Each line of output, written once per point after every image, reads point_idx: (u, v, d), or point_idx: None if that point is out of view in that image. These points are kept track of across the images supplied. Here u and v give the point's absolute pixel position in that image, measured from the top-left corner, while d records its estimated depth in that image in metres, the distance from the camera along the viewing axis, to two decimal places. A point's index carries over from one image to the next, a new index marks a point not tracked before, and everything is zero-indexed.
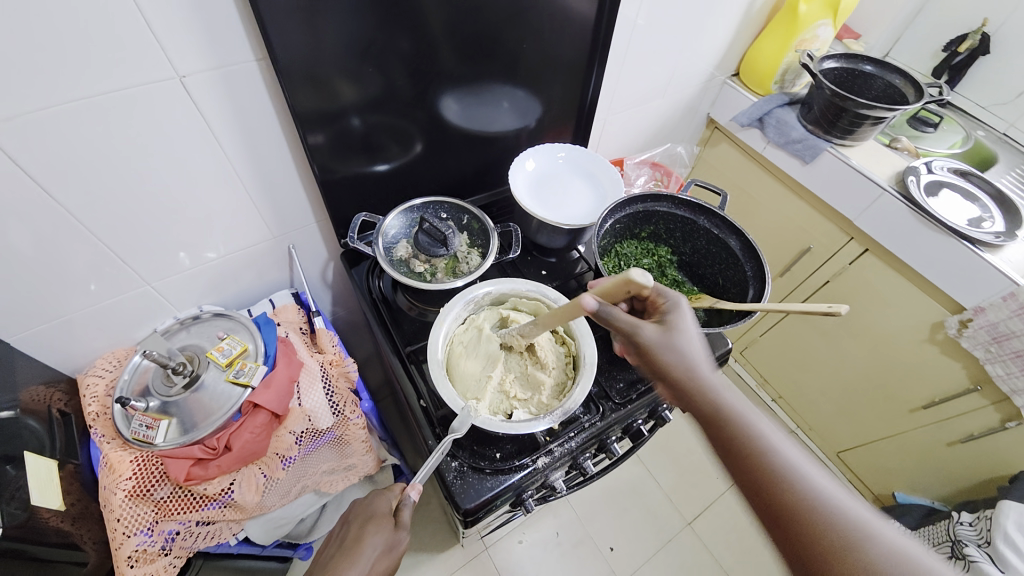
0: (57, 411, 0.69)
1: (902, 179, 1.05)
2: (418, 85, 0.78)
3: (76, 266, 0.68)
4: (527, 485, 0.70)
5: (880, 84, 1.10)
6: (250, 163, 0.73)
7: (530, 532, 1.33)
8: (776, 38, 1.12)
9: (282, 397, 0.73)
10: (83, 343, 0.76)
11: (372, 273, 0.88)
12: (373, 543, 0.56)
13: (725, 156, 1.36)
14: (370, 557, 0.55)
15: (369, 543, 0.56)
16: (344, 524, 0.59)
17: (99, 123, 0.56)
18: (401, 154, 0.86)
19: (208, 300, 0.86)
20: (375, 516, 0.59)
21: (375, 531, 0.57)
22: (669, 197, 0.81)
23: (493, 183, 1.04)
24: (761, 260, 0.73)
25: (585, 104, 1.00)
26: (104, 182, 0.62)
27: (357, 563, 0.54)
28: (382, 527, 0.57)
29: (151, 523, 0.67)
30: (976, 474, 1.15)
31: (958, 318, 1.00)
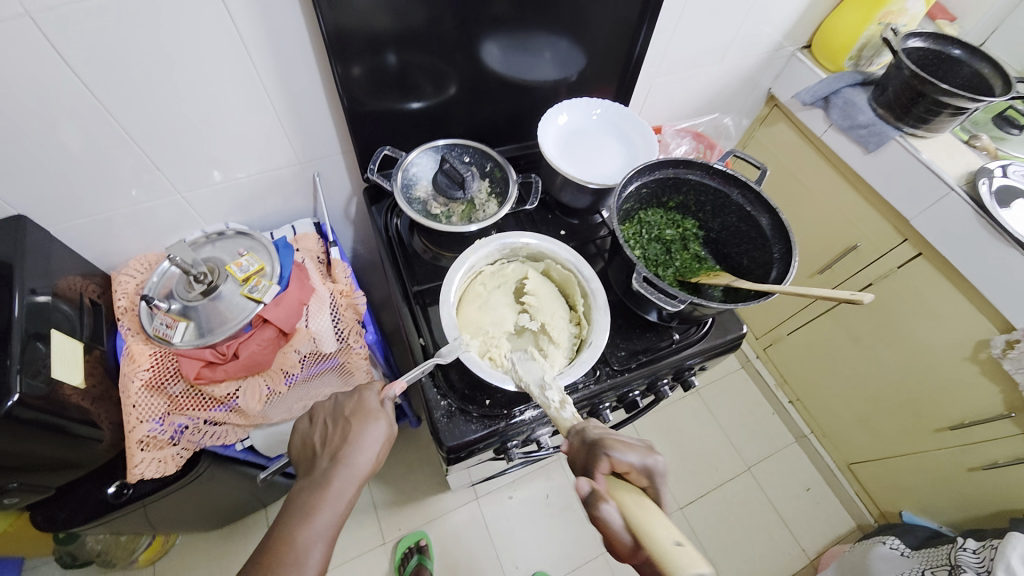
0: (88, 300, 0.76)
1: (972, 180, 0.95)
2: (458, 22, 0.75)
3: (115, 168, 0.71)
4: (513, 435, 0.70)
5: (967, 72, 0.98)
6: (282, 85, 0.73)
7: (520, 490, 1.36)
8: (859, 9, 1.01)
9: (290, 315, 0.75)
10: (117, 243, 0.81)
11: (391, 212, 0.89)
12: (373, 434, 0.58)
13: (781, 137, 1.26)
14: (372, 446, 0.57)
15: (369, 434, 0.58)
16: (336, 420, 0.60)
17: (138, 24, 0.58)
18: (434, 94, 0.84)
19: (235, 218, 0.89)
20: (368, 412, 0.59)
21: (374, 424, 0.58)
22: (703, 165, 0.76)
23: (525, 136, 1.01)
24: (791, 243, 0.68)
25: (631, 62, 0.94)
26: (142, 87, 0.64)
27: (361, 454, 0.56)
28: (379, 421, 0.59)
29: (163, 414, 0.73)
30: (992, 504, 1.09)
31: (1005, 338, 0.94)
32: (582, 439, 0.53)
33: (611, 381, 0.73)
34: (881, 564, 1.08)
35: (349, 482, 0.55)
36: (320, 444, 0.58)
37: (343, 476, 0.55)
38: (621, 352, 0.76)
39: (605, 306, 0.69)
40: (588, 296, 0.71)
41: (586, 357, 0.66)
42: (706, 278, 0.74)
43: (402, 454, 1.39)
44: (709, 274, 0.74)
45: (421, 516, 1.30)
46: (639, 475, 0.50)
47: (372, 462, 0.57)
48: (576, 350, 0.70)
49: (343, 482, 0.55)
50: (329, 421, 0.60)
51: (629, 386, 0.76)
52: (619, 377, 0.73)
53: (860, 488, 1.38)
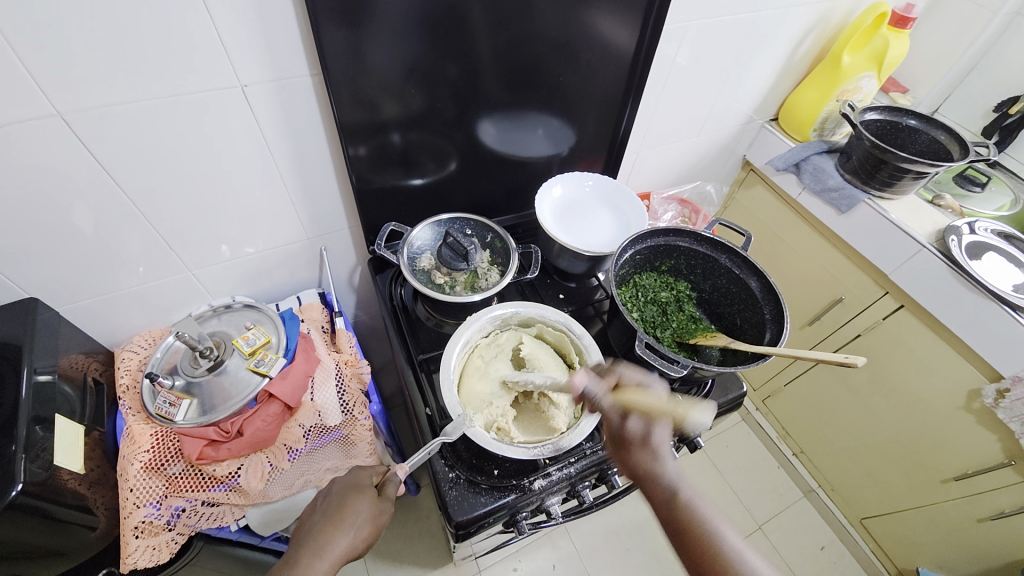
0: (90, 379, 0.75)
1: (942, 237, 1.02)
2: (458, 107, 0.82)
3: (128, 248, 0.73)
4: (523, 506, 0.69)
5: (924, 139, 1.08)
6: (294, 168, 0.78)
7: (526, 562, 1.29)
8: (817, 86, 1.12)
9: (296, 389, 0.76)
10: (124, 319, 0.82)
11: (395, 281, 0.92)
12: (354, 512, 0.57)
13: (758, 198, 1.35)
14: (352, 524, 0.56)
15: (353, 510, 0.57)
16: (328, 494, 0.61)
17: (168, 120, 0.63)
18: (436, 170, 0.90)
19: (241, 291, 0.91)
20: (357, 487, 0.60)
21: (358, 500, 0.58)
22: (691, 233, 0.81)
23: (521, 205, 1.07)
24: (781, 305, 0.72)
25: (617, 137, 1.02)
26: (164, 174, 0.68)
27: (338, 531, 0.55)
28: (365, 498, 0.59)
29: (160, 498, 0.70)
30: (1008, 557, 1.07)
31: (995, 387, 0.96)
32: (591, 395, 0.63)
33: None
34: None
35: (317, 560, 0.53)
36: (305, 518, 0.59)
37: (314, 552, 0.54)
38: None
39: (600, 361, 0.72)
40: (583, 353, 0.73)
41: (591, 414, 0.68)
42: (703, 339, 0.77)
43: (400, 527, 1.32)
44: (706, 336, 0.77)
45: None
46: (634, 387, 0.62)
47: (348, 544, 0.55)
48: (580, 407, 0.71)
49: (315, 557, 0.54)
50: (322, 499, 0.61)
51: None
52: None
53: (876, 546, 1.34)
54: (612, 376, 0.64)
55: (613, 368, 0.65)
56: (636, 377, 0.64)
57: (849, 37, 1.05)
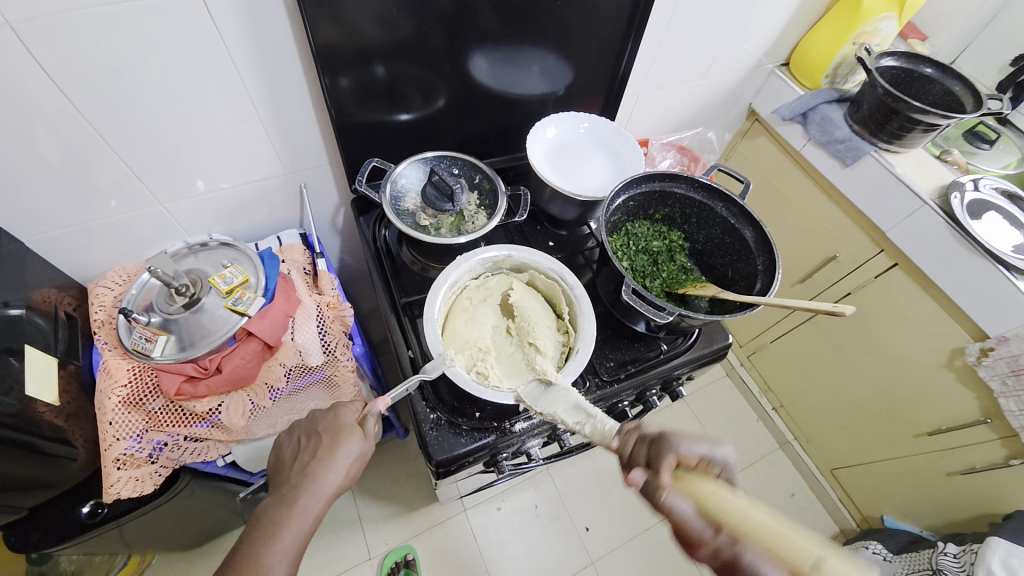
0: (63, 313, 0.73)
1: (945, 194, 0.99)
2: (446, 36, 0.76)
3: (93, 178, 0.69)
4: (503, 447, 0.70)
5: (938, 89, 1.02)
6: (268, 96, 0.72)
7: (509, 502, 1.35)
8: (833, 29, 1.05)
9: (275, 328, 0.74)
10: (95, 254, 0.78)
11: (380, 222, 0.89)
12: (346, 451, 0.56)
13: (761, 150, 1.30)
14: (344, 463, 0.56)
15: (342, 450, 0.56)
16: (310, 433, 0.58)
17: (123, 32, 0.57)
18: (422, 105, 0.84)
19: (218, 229, 0.88)
20: (343, 427, 0.58)
21: (347, 440, 0.57)
22: (688, 179, 0.78)
23: (513, 148, 1.02)
24: (774, 255, 0.70)
25: (617, 77, 0.96)
26: (124, 95, 0.63)
27: (331, 470, 0.55)
28: (353, 437, 0.57)
29: (141, 431, 0.70)
30: (971, 508, 1.11)
31: (979, 346, 0.96)
32: (639, 437, 0.52)
33: (598, 392, 0.73)
34: None
35: (315, 499, 0.54)
36: (291, 456, 0.57)
37: (310, 492, 0.54)
38: (610, 363, 0.76)
39: (590, 312, 0.70)
40: (574, 303, 0.71)
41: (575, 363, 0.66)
42: (692, 289, 0.76)
43: (389, 467, 1.36)
44: (695, 286, 0.76)
45: (408, 530, 1.28)
46: (707, 464, 0.47)
47: (343, 479, 0.56)
48: (565, 358, 0.70)
49: (308, 495, 0.54)
50: (303, 436, 0.58)
51: (618, 397, 0.76)
52: (608, 389, 0.74)
53: (843, 493, 1.40)
54: (671, 459, 0.47)
55: (664, 442, 0.49)
56: (701, 447, 0.47)
57: None
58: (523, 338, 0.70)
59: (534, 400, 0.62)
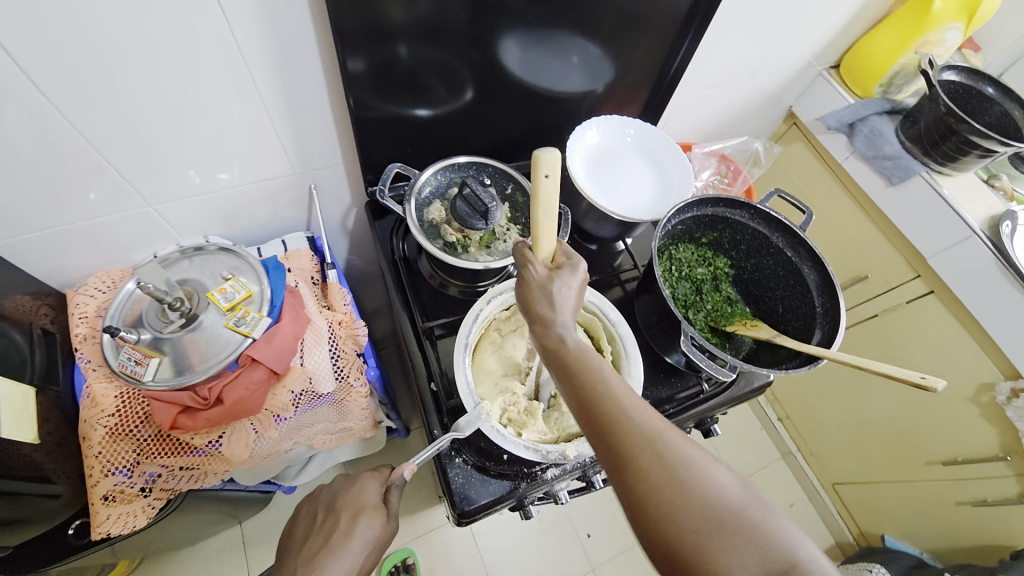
0: (40, 329, 0.64)
1: (995, 223, 0.94)
2: (483, 21, 0.66)
3: (71, 176, 0.59)
4: (530, 493, 0.65)
5: (996, 111, 0.96)
6: (276, 83, 0.62)
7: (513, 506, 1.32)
8: (895, 33, 0.96)
9: (284, 354, 0.67)
10: (76, 258, 0.69)
11: (396, 232, 0.80)
12: (363, 536, 0.51)
13: (796, 157, 1.22)
14: (357, 552, 0.49)
15: (357, 535, 0.50)
16: (327, 512, 0.54)
17: (105, 11, 0.47)
18: (448, 100, 0.75)
19: (216, 230, 0.78)
20: (364, 507, 0.53)
21: (365, 522, 0.52)
22: (745, 205, 0.71)
23: (543, 150, 0.93)
24: (839, 299, 0.64)
25: (665, 76, 0.87)
26: (104, 81, 0.52)
27: (340, 564, 0.48)
28: (374, 519, 0.52)
29: (132, 464, 0.63)
30: (978, 537, 1.11)
31: (1011, 385, 0.94)
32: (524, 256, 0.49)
33: None
34: None
35: None
36: (303, 538, 0.52)
37: None
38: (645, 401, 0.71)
39: (637, 351, 0.63)
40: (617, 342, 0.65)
41: None
42: (742, 328, 0.71)
43: None
44: (744, 325, 0.71)
45: (409, 532, 1.25)
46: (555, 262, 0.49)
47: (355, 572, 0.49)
48: None
49: None
50: (320, 513, 0.54)
51: None
52: None
53: (842, 507, 1.40)
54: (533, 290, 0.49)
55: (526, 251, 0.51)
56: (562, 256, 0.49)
57: None
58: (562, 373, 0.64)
59: (576, 447, 0.59)
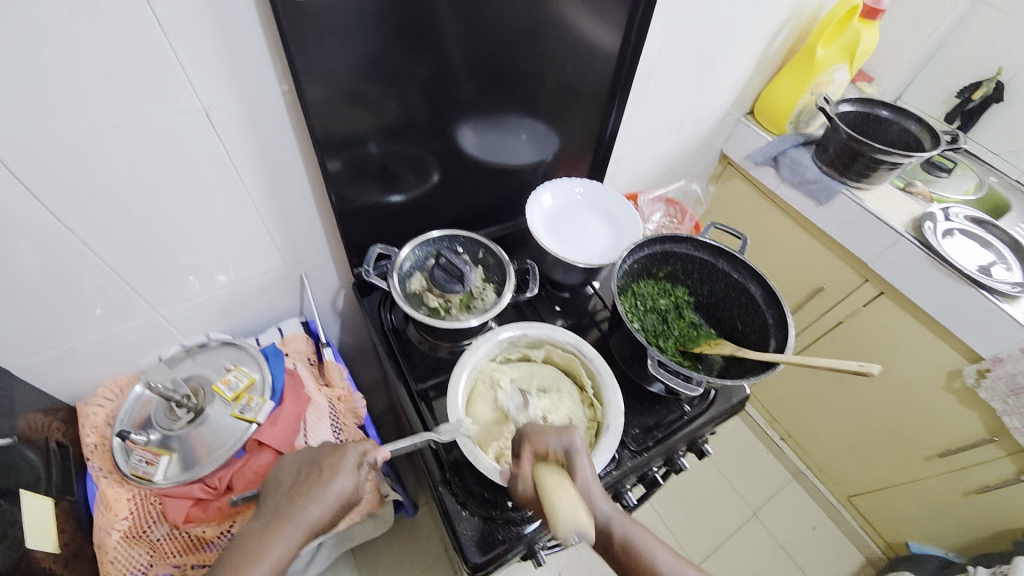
0: (55, 442, 0.68)
1: (918, 224, 1.05)
2: (438, 117, 0.77)
3: (85, 291, 0.65)
4: (539, 537, 0.66)
5: (895, 129, 1.11)
6: (267, 189, 0.71)
7: (533, 573, 1.24)
8: (792, 81, 1.13)
9: (288, 434, 0.71)
10: (85, 371, 0.73)
11: (384, 305, 0.87)
12: (336, 490, 0.55)
13: (737, 191, 1.36)
14: (330, 500, 0.55)
15: (331, 487, 0.55)
16: (310, 466, 0.59)
17: (124, 152, 0.56)
18: (418, 184, 0.85)
19: (216, 327, 0.84)
20: (340, 467, 0.57)
21: (340, 480, 0.56)
22: (689, 239, 0.81)
23: (508, 216, 1.04)
24: (783, 309, 0.72)
25: (603, 138, 1.00)
26: (117, 207, 0.60)
27: (316, 507, 0.54)
28: (346, 479, 0.56)
29: (145, 566, 0.65)
30: (993, 525, 1.12)
31: (976, 367, 0.99)
32: None
33: (632, 462, 0.71)
34: None
35: (295, 531, 0.53)
36: (287, 484, 0.58)
37: (292, 523, 0.53)
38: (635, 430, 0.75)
39: (614, 384, 0.70)
40: (596, 375, 0.72)
41: (607, 439, 0.66)
42: (708, 347, 0.77)
43: (399, 550, 1.24)
44: (710, 344, 0.78)
45: None
46: None
47: (326, 519, 0.55)
48: (594, 434, 0.69)
49: (293, 527, 0.53)
50: (305, 466, 0.59)
51: (649, 465, 0.75)
52: (639, 459, 0.72)
53: (864, 521, 1.39)
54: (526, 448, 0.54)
55: None
56: None
57: (824, 29, 1.06)
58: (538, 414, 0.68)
59: None
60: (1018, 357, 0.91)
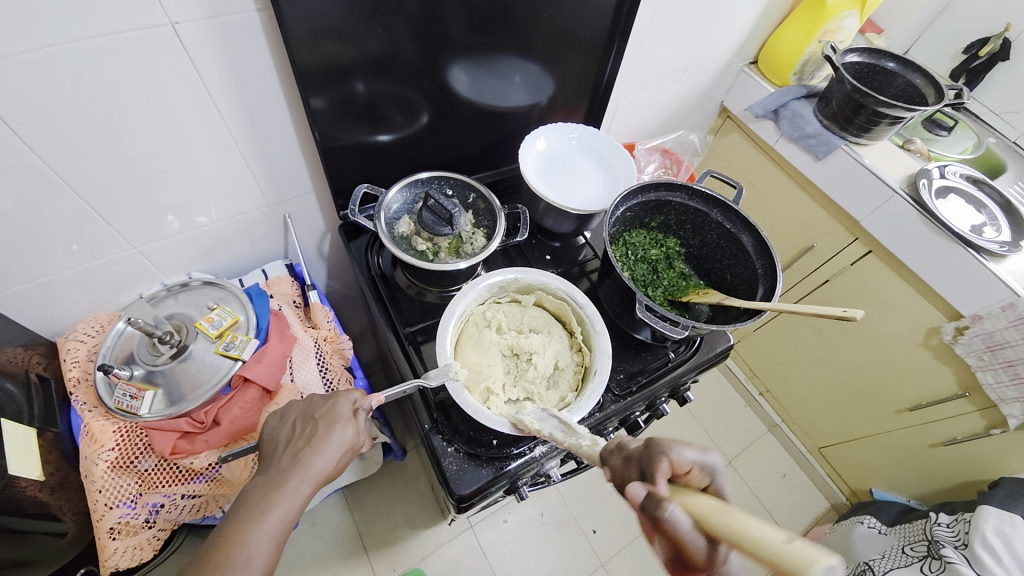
0: (35, 375, 0.67)
1: (913, 180, 1.04)
2: (428, 53, 0.73)
3: (58, 225, 0.63)
4: (522, 473, 0.68)
5: (900, 83, 1.08)
6: (245, 119, 0.67)
7: (516, 513, 1.29)
8: (799, 27, 1.08)
9: (274, 371, 0.71)
10: (63, 307, 0.72)
11: (371, 248, 0.85)
12: (338, 438, 0.55)
13: (734, 146, 1.33)
14: (336, 450, 0.55)
15: (333, 438, 0.55)
16: (304, 420, 0.57)
17: (88, 72, 0.52)
18: (405, 125, 0.81)
19: (197, 266, 0.82)
20: (338, 418, 0.57)
21: (341, 430, 0.56)
22: (683, 187, 0.79)
23: (499, 163, 1.01)
24: (773, 258, 0.72)
25: (600, 83, 0.96)
26: (86, 136, 0.57)
27: (322, 457, 0.54)
28: (346, 428, 0.57)
29: (135, 496, 0.67)
30: (956, 476, 1.18)
31: (953, 325, 1.01)
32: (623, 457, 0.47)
33: (615, 406, 0.73)
34: (862, 543, 1.15)
35: (303, 483, 0.53)
36: (282, 442, 0.56)
37: (299, 476, 0.53)
38: (619, 375, 0.76)
39: (604, 330, 0.70)
40: (586, 322, 0.72)
41: (595, 384, 0.66)
42: (695, 296, 0.77)
43: (388, 492, 1.28)
44: (698, 293, 0.77)
45: (416, 553, 1.21)
46: (698, 476, 0.43)
47: (333, 467, 0.55)
48: (581, 378, 0.70)
49: (301, 481, 0.53)
50: (298, 423, 0.57)
51: (631, 408, 0.76)
52: (622, 403, 0.73)
53: (831, 470, 1.47)
54: (665, 466, 0.43)
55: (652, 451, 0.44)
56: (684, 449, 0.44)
57: None
58: (525, 358, 0.70)
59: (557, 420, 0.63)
60: (998, 316, 0.93)
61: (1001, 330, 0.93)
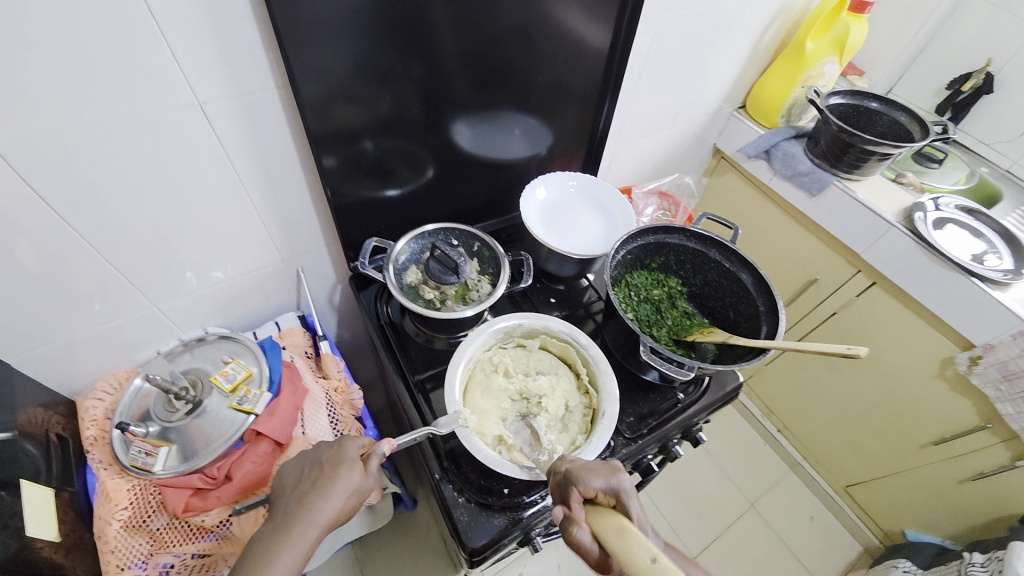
0: (54, 435, 0.69)
1: (908, 214, 1.06)
2: (432, 114, 0.78)
3: (84, 285, 0.66)
4: (536, 523, 0.67)
5: (885, 121, 1.12)
6: (263, 183, 0.72)
7: (532, 566, 1.24)
8: (782, 74, 1.15)
9: (286, 425, 0.72)
10: (84, 366, 0.74)
11: (380, 298, 0.88)
12: (345, 482, 0.56)
13: (730, 185, 1.37)
14: (342, 493, 0.55)
15: (340, 481, 0.56)
16: (313, 464, 0.58)
17: (120, 146, 0.57)
18: (412, 179, 0.85)
19: (214, 322, 0.85)
20: (345, 461, 0.57)
21: (347, 473, 0.56)
22: (680, 229, 0.82)
23: (502, 211, 1.05)
24: (773, 295, 0.73)
25: (596, 132, 1.01)
26: (114, 203, 0.61)
27: (329, 500, 0.54)
28: (353, 470, 0.57)
29: (146, 556, 0.66)
30: (989, 513, 1.13)
31: (968, 355, 1.00)
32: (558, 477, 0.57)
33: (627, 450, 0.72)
34: None
35: (309, 528, 0.53)
36: (291, 486, 0.57)
37: (305, 521, 0.53)
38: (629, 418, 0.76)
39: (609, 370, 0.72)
40: (590, 363, 0.73)
41: (603, 425, 0.67)
42: (700, 335, 0.78)
43: (400, 545, 1.24)
44: (702, 332, 0.78)
45: None
46: (605, 496, 0.53)
47: (340, 511, 0.55)
48: (590, 421, 0.70)
49: (307, 525, 0.53)
50: (307, 466, 0.58)
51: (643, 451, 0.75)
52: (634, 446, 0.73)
53: (859, 510, 1.40)
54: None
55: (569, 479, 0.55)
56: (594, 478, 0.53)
57: (812, 23, 1.07)
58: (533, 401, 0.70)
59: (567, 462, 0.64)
60: (1010, 344, 0.92)
61: (1015, 358, 0.92)
